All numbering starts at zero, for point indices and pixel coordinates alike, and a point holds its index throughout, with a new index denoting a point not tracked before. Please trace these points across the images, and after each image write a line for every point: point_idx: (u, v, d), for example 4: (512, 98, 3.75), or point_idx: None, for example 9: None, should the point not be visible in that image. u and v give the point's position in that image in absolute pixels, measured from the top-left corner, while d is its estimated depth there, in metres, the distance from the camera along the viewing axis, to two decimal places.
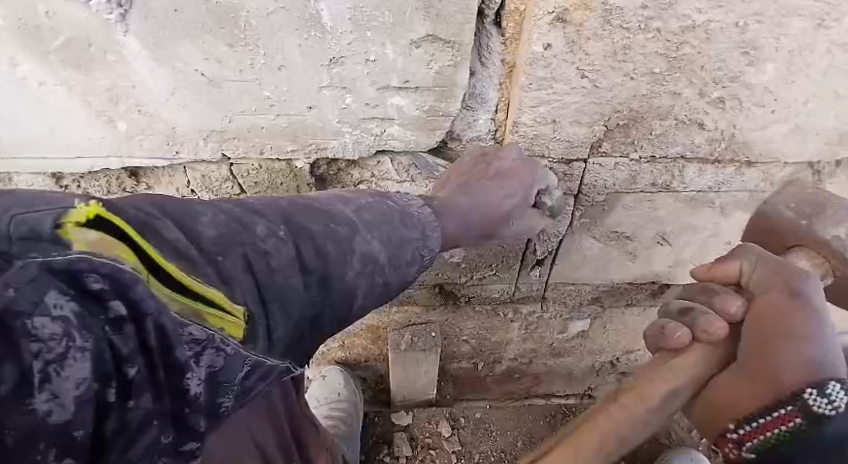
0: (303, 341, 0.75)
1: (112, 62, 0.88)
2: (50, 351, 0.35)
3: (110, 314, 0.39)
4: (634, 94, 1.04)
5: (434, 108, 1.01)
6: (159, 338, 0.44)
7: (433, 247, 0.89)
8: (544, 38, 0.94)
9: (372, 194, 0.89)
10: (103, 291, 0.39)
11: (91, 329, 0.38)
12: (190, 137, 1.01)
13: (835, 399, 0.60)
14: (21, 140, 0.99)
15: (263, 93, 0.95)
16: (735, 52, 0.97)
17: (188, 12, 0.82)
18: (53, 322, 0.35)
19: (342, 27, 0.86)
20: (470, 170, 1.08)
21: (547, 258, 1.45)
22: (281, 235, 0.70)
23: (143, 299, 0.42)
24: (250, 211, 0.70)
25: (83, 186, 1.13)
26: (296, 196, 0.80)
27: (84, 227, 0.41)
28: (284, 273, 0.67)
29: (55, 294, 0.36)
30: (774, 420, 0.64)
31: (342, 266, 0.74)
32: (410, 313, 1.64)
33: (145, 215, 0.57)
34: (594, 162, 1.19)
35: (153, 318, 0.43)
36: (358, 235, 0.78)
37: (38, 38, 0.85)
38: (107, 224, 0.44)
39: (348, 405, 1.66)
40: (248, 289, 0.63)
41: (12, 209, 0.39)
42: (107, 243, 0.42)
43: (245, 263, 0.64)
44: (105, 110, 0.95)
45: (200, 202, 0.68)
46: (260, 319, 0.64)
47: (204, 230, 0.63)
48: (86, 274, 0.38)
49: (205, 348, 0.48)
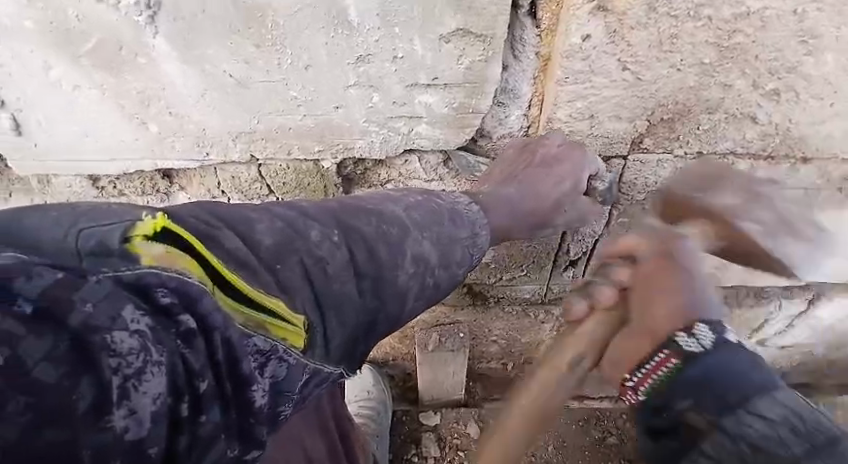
0: (359, 347, 0.73)
1: (142, 64, 0.87)
2: (129, 365, 0.34)
3: (180, 328, 0.41)
4: (680, 87, 0.97)
5: (465, 105, 0.97)
6: (225, 352, 0.46)
7: (480, 247, 0.90)
8: (583, 29, 0.87)
9: (421, 193, 0.89)
10: (172, 305, 0.41)
11: (164, 343, 0.38)
12: (219, 139, 1.01)
13: (702, 338, 0.63)
14: (58, 143, 1.01)
15: (290, 94, 0.93)
16: (793, 41, 0.89)
17: (214, 12, 0.80)
18: (131, 336, 0.35)
19: (369, 23, 0.83)
20: (515, 162, 1.06)
21: (581, 259, 1.40)
22: (335, 240, 0.69)
23: (210, 313, 0.44)
24: (304, 216, 0.69)
25: (119, 187, 1.15)
26: (347, 198, 0.80)
27: (151, 240, 0.45)
28: (339, 280, 0.67)
29: (131, 309, 0.37)
30: (654, 366, 0.65)
31: (394, 270, 0.74)
32: (438, 313, 1.61)
33: (204, 225, 0.57)
34: (635, 159, 1.12)
35: (219, 333, 0.45)
36: (409, 237, 0.77)
37: (70, 41, 0.84)
38: (172, 237, 0.48)
39: (377, 403, 1.64)
40: (306, 298, 0.63)
41: (79, 223, 0.44)
42: (174, 255, 0.45)
43: (303, 270, 0.63)
44: (138, 113, 0.95)
45: (255, 208, 0.67)
46: (317, 326, 0.63)
47: (262, 239, 0.62)
48: (156, 289, 0.40)
49: (268, 359, 0.51)
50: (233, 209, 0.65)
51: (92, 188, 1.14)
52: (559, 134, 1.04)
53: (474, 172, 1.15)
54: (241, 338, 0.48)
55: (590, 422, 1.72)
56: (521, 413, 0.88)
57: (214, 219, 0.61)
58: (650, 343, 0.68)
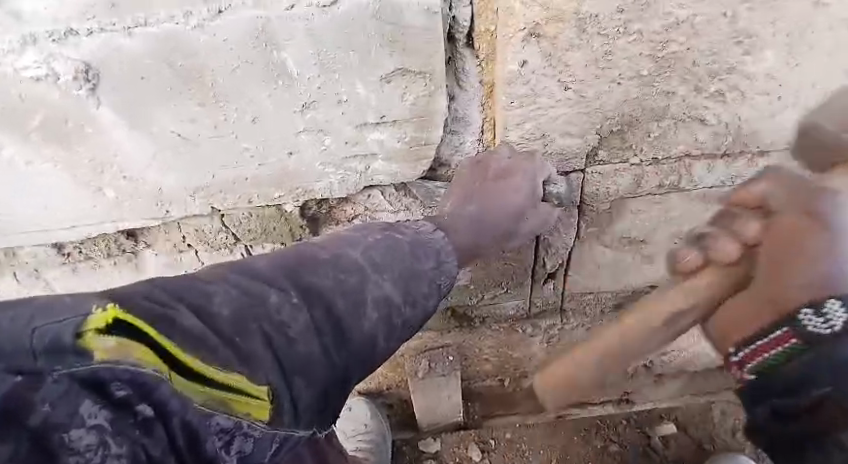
0: (330, 403, 0.73)
1: (89, 133, 0.89)
2: (87, 461, 0.39)
3: (138, 417, 0.44)
4: (624, 99, 0.97)
5: (415, 138, 0.98)
6: (186, 436, 0.48)
7: (450, 273, 0.90)
8: (520, 56, 0.89)
9: (380, 230, 0.88)
10: (128, 396, 0.43)
11: (124, 434, 0.42)
12: (178, 197, 1.02)
13: (830, 317, 0.54)
14: (19, 217, 1.02)
15: (241, 146, 0.94)
16: (731, 43, 0.89)
17: (155, 79, 0.83)
18: (88, 432, 0.40)
19: (308, 73, 0.84)
20: (469, 178, 1.05)
21: (557, 271, 1.40)
22: (295, 301, 0.68)
23: (169, 398, 0.46)
24: (260, 280, 0.68)
25: (85, 251, 1.16)
26: (301, 248, 0.79)
27: (104, 333, 0.42)
28: (302, 341, 0.66)
29: (89, 404, 0.40)
30: (768, 342, 0.60)
31: (358, 318, 0.73)
32: (424, 340, 1.61)
33: (159, 307, 0.55)
34: (593, 171, 1.11)
35: (178, 416, 0.47)
36: (370, 281, 0.77)
37: (15, 119, 0.85)
38: (122, 328, 0.45)
39: (376, 435, 1.63)
40: (270, 366, 0.61)
41: (34, 321, 0.40)
42: (125, 346, 0.43)
43: (263, 338, 0.62)
44: (93, 181, 0.97)
45: (211, 279, 0.65)
46: (283, 396, 0.62)
47: (221, 311, 0.61)
48: (111, 382, 0.41)
49: (233, 436, 0.53)
50: (191, 281, 0.63)
51: (58, 255, 1.15)
52: (506, 145, 1.03)
53: (433, 196, 1.14)
54: (202, 419, 0.49)
55: (591, 432, 1.74)
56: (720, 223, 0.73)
57: (171, 296, 0.59)
58: (774, 310, 0.60)
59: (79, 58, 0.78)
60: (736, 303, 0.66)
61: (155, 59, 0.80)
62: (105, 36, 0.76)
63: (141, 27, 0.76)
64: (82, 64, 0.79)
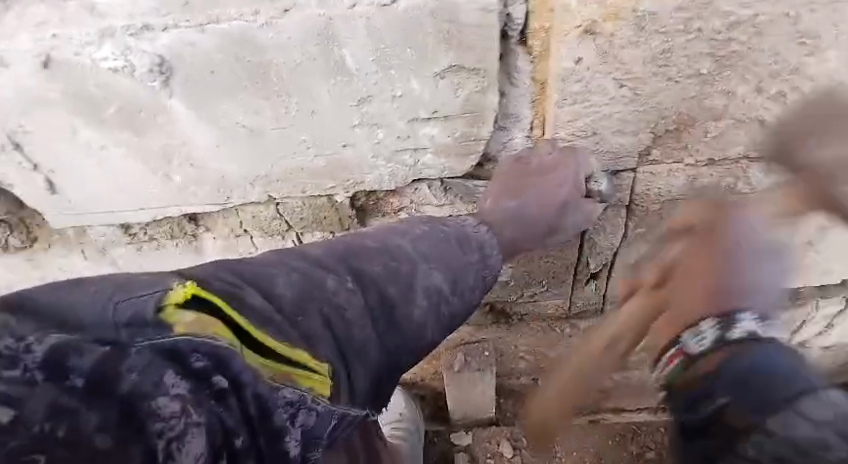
0: (383, 385, 0.76)
1: (161, 122, 0.95)
2: (171, 428, 0.36)
3: (214, 388, 0.43)
4: (680, 99, 0.95)
5: (466, 134, 1.00)
6: (257, 407, 0.46)
7: (494, 268, 0.91)
8: (574, 53, 0.89)
9: (426, 221, 0.91)
10: (205, 368, 0.43)
11: (202, 404, 0.40)
12: (238, 183, 1.07)
13: (741, 327, 0.70)
14: (95, 199, 1.10)
15: (300, 137, 0.98)
16: (792, 44, 0.86)
17: (224, 73, 0.87)
18: (172, 400, 0.38)
19: (368, 68, 0.87)
20: (511, 171, 1.08)
21: (602, 271, 1.38)
22: (350, 285, 0.71)
23: (241, 371, 0.45)
24: (318, 265, 0.72)
25: (149, 232, 1.23)
26: (352, 235, 0.83)
27: (182, 308, 0.47)
28: (358, 324, 0.69)
29: (172, 374, 0.39)
30: (652, 328, 0.89)
31: (408, 305, 0.76)
32: (460, 334, 1.64)
33: (228, 286, 0.60)
34: (644, 171, 1.09)
35: (251, 388, 0.46)
36: (419, 270, 0.79)
37: (94, 105, 0.92)
38: (198, 304, 0.50)
39: (409, 425, 1.65)
40: (329, 344, 0.64)
41: (117, 297, 0.47)
42: (203, 321, 0.47)
43: (323, 318, 0.65)
44: (161, 167, 1.03)
45: (271, 262, 0.69)
46: (342, 372, 0.65)
47: (283, 292, 0.65)
48: (189, 354, 0.42)
49: (298, 409, 0.50)
50: (257, 265, 0.67)
51: (125, 236, 1.23)
52: (549, 142, 1.05)
53: (474, 195, 1.17)
54: (272, 391, 0.48)
55: (626, 437, 1.72)
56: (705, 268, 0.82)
57: (237, 277, 0.63)
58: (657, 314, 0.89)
59: (154, 52, 0.83)
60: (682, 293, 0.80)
61: (224, 54, 0.84)
62: (179, 32, 0.81)
63: (214, 24, 0.81)
64: (157, 57, 0.84)
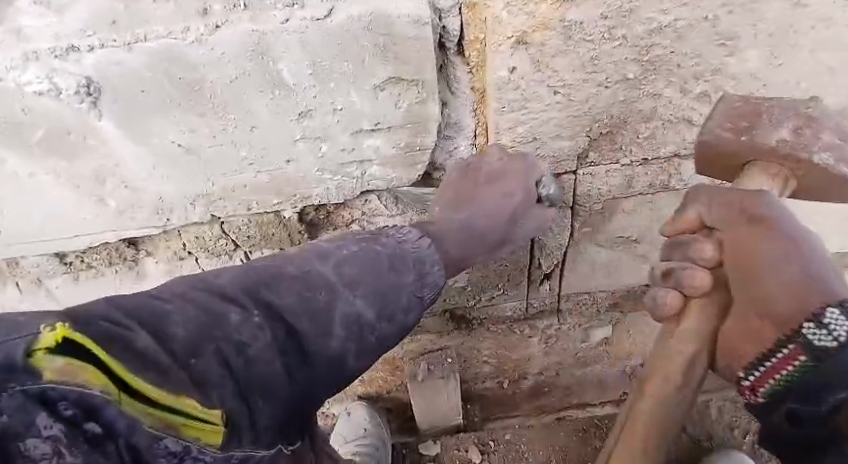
0: (294, 415, 0.74)
1: (92, 145, 0.91)
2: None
3: (88, 434, 0.41)
4: (612, 102, 0.99)
5: (410, 144, 1.01)
6: (132, 455, 0.45)
7: (434, 285, 0.86)
8: (508, 62, 0.91)
9: (359, 239, 0.85)
10: (75, 415, 0.40)
11: (77, 448, 0.39)
12: (178, 203, 1.04)
13: (835, 330, 0.58)
14: (24, 229, 1.04)
15: (240, 154, 0.97)
16: (712, 45, 0.91)
17: (155, 91, 0.85)
18: (44, 442, 0.37)
19: (304, 82, 0.87)
20: (461, 180, 1.05)
21: (554, 271, 1.42)
22: (257, 321, 0.66)
23: (117, 419, 0.43)
24: (223, 297, 0.66)
25: (87, 260, 1.18)
26: (271, 258, 0.78)
27: (53, 353, 0.39)
28: (263, 360, 0.65)
29: (46, 416, 0.38)
30: (777, 365, 0.65)
31: (322, 338, 0.72)
32: (424, 341, 1.64)
33: (112, 327, 0.52)
34: (584, 173, 1.13)
35: (125, 438, 0.44)
36: (339, 299, 0.74)
37: (20, 133, 0.88)
38: (70, 347, 0.41)
39: (373, 440, 1.62)
40: (227, 387, 0.60)
41: None
42: (75, 367, 0.40)
43: (220, 359, 0.60)
44: (95, 191, 0.99)
45: (166, 296, 0.63)
46: (242, 417, 0.61)
47: (177, 332, 0.58)
48: (57, 402, 0.38)
49: (181, 457, 0.50)
50: (148, 299, 0.61)
51: (61, 265, 1.18)
52: (496, 148, 1.04)
53: (424, 200, 1.17)
54: (152, 441, 0.46)
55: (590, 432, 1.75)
56: (776, 269, 0.68)
57: (125, 314, 0.56)
58: (764, 327, 0.68)
59: (80, 73, 0.81)
60: (752, 293, 0.70)
61: (153, 72, 0.82)
62: (106, 52, 0.79)
63: (141, 43, 0.79)
64: (84, 79, 0.81)
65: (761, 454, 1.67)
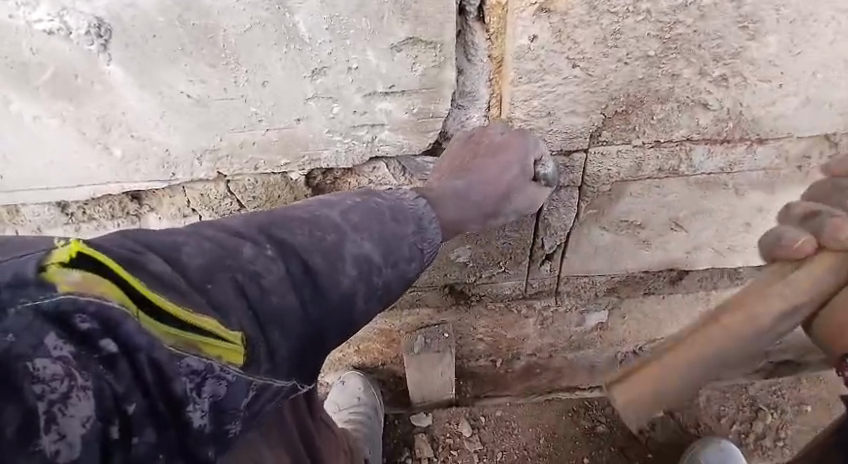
0: (310, 359, 0.69)
1: (99, 91, 0.89)
2: (54, 391, 0.36)
3: (102, 353, 0.40)
4: (630, 80, 0.98)
5: (423, 111, 0.99)
6: (155, 373, 0.44)
7: (432, 240, 0.86)
8: (529, 31, 0.89)
9: (359, 194, 0.86)
10: (92, 331, 0.40)
11: (89, 369, 0.39)
12: (184, 158, 1.03)
13: None
14: (26, 174, 1.02)
15: (250, 110, 0.95)
16: (735, 27, 0.90)
17: (166, 37, 0.83)
18: (53, 363, 0.36)
19: (320, 37, 0.85)
20: (460, 151, 1.06)
21: (556, 253, 1.41)
22: (269, 254, 0.66)
23: (134, 335, 0.42)
24: (233, 234, 0.66)
25: (89, 212, 1.17)
26: (278, 208, 0.77)
27: (68, 266, 0.41)
28: (278, 292, 0.64)
29: (54, 336, 0.37)
30: None
31: (334, 274, 0.70)
32: (422, 315, 1.65)
33: (128, 251, 0.54)
34: (595, 152, 1.12)
35: (145, 353, 0.43)
36: (348, 240, 0.74)
37: (25, 75, 0.86)
38: (88, 262, 0.43)
39: (367, 408, 1.63)
40: (243, 314, 0.59)
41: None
42: (92, 280, 0.41)
43: (235, 287, 0.60)
44: (100, 139, 0.97)
45: (181, 231, 0.64)
46: (261, 345, 0.59)
47: (190, 260, 0.59)
48: (74, 315, 0.39)
49: (205, 378, 0.48)
50: (160, 234, 0.62)
51: (62, 215, 1.16)
52: (500, 123, 1.06)
53: (424, 170, 1.16)
54: (173, 360, 0.45)
55: (579, 412, 1.77)
56: None
57: (139, 247, 0.57)
58: None
59: (91, 13, 0.78)
60: None
61: (167, 17, 0.80)
62: None
63: None
64: (95, 20, 0.79)
65: (745, 444, 1.70)
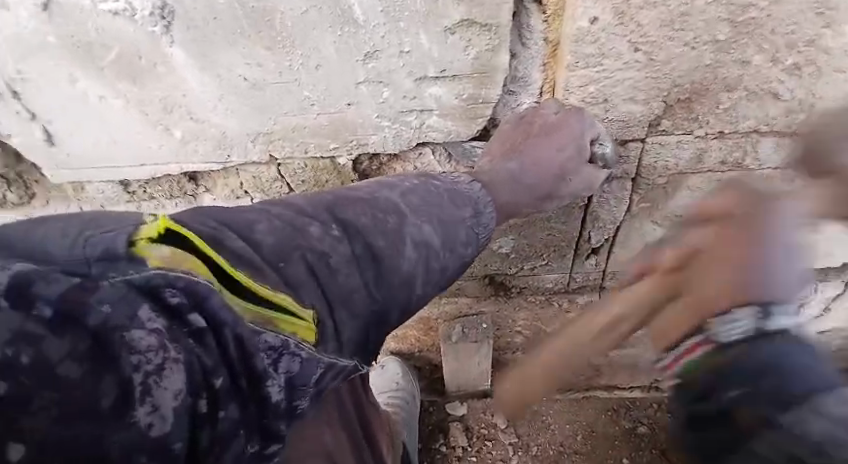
0: (372, 340, 0.73)
1: (161, 72, 0.92)
2: (149, 362, 0.35)
3: (190, 327, 0.41)
4: (696, 66, 0.92)
5: (474, 96, 0.97)
6: (238, 349, 0.44)
7: (487, 225, 0.86)
8: (590, 13, 0.85)
9: (417, 177, 0.85)
10: (181, 305, 0.41)
11: (180, 342, 0.39)
12: (239, 141, 1.04)
13: None
14: (92, 152, 1.07)
15: (303, 93, 0.95)
16: (811, 14, 0.83)
17: (226, 20, 0.84)
18: (148, 334, 0.36)
19: (375, 20, 0.84)
20: (512, 133, 1.04)
21: (603, 246, 1.37)
22: (335, 234, 0.67)
23: (218, 311, 0.43)
24: (301, 213, 0.68)
25: (148, 191, 1.21)
26: (341, 188, 0.78)
27: (156, 242, 0.44)
28: (344, 272, 0.65)
29: (147, 309, 0.37)
30: None
31: (395, 257, 0.70)
32: (460, 305, 1.63)
33: (209, 229, 0.57)
34: (653, 142, 1.07)
35: (230, 329, 0.44)
36: (407, 223, 0.74)
37: (92, 55, 0.89)
38: (173, 239, 0.46)
39: (405, 394, 1.64)
40: (314, 292, 0.62)
41: (90, 233, 0.44)
42: (179, 256, 0.45)
43: (306, 266, 0.62)
44: (160, 120, 1.00)
45: (254, 210, 0.66)
46: (327, 324, 0.62)
47: (263, 239, 0.61)
48: (164, 290, 0.39)
49: (281, 354, 0.48)
50: (236, 212, 0.64)
51: (124, 194, 1.21)
52: (552, 101, 1.01)
53: (471, 156, 1.13)
54: (255, 337, 0.46)
55: (620, 411, 1.74)
56: None
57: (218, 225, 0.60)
58: None
59: None
60: None
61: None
62: None
63: None
64: (159, 1, 0.81)
65: None
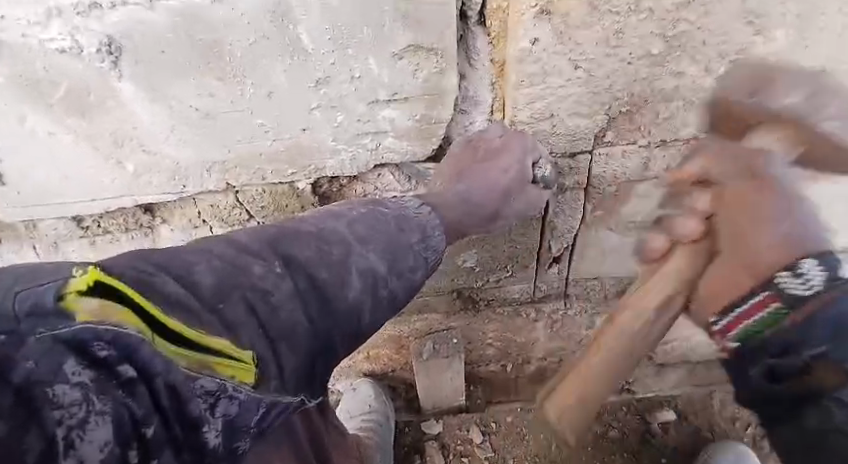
0: (319, 372, 0.73)
1: (110, 107, 0.91)
2: (72, 416, 0.38)
3: (120, 378, 0.42)
4: (633, 80, 0.97)
5: (426, 117, 1.00)
6: (171, 398, 0.46)
7: (437, 247, 0.88)
8: (531, 34, 0.90)
9: (364, 204, 0.87)
10: (109, 358, 0.41)
11: (107, 393, 0.41)
12: (195, 171, 1.04)
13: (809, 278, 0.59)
14: (43, 189, 1.04)
15: (256, 121, 0.96)
16: (738, 23, 0.89)
17: (175, 52, 0.84)
18: (72, 388, 0.38)
19: (324, 48, 0.86)
20: (460, 156, 1.08)
21: (563, 255, 1.40)
22: (278, 270, 0.68)
23: (152, 360, 0.44)
24: (242, 250, 0.67)
25: (103, 225, 1.19)
26: (288, 221, 0.78)
27: (86, 295, 0.42)
28: (287, 308, 0.66)
29: (73, 362, 0.39)
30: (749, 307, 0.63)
31: (341, 288, 0.72)
32: (430, 321, 1.64)
33: (142, 274, 0.56)
34: (600, 152, 1.12)
35: (163, 378, 0.45)
36: (353, 253, 0.75)
37: (39, 92, 0.88)
38: (105, 290, 0.44)
39: (377, 416, 1.62)
40: (255, 332, 0.62)
41: (16, 286, 0.41)
42: (109, 308, 0.43)
43: (246, 306, 0.62)
44: (113, 154, 0.99)
45: (193, 249, 0.65)
46: (270, 363, 0.62)
47: (202, 279, 0.61)
48: (92, 344, 0.40)
49: (219, 399, 0.50)
50: (174, 253, 0.63)
51: (78, 229, 1.18)
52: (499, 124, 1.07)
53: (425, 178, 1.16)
54: (188, 381, 0.47)
55: None
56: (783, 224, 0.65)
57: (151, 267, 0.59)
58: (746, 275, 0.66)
59: (102, 30, 0.80)
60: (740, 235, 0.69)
61: (176, 33, 0.82)
62: (128, 10, 0.78)
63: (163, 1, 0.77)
64: (105, 37, 0.81)
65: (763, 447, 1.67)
